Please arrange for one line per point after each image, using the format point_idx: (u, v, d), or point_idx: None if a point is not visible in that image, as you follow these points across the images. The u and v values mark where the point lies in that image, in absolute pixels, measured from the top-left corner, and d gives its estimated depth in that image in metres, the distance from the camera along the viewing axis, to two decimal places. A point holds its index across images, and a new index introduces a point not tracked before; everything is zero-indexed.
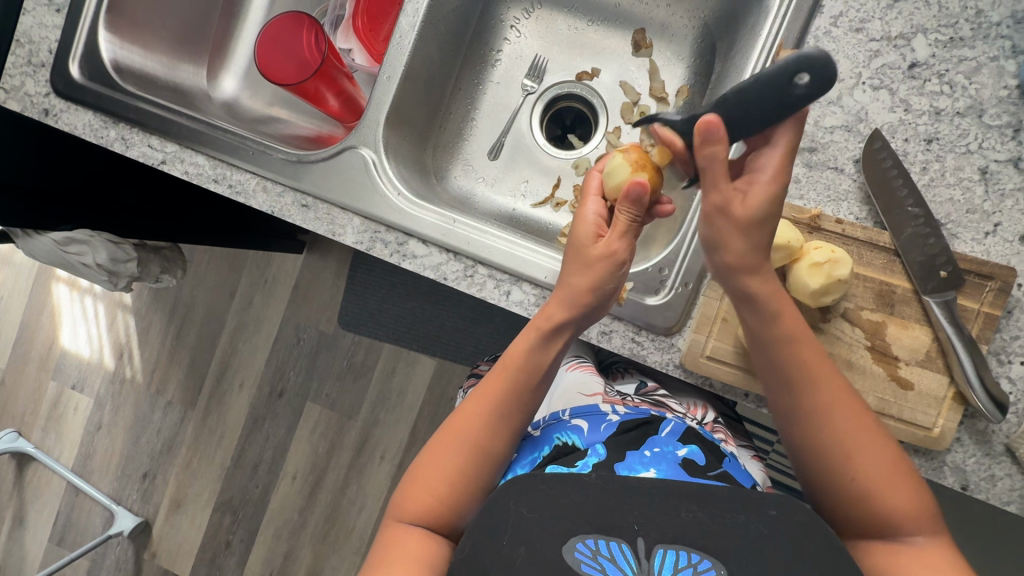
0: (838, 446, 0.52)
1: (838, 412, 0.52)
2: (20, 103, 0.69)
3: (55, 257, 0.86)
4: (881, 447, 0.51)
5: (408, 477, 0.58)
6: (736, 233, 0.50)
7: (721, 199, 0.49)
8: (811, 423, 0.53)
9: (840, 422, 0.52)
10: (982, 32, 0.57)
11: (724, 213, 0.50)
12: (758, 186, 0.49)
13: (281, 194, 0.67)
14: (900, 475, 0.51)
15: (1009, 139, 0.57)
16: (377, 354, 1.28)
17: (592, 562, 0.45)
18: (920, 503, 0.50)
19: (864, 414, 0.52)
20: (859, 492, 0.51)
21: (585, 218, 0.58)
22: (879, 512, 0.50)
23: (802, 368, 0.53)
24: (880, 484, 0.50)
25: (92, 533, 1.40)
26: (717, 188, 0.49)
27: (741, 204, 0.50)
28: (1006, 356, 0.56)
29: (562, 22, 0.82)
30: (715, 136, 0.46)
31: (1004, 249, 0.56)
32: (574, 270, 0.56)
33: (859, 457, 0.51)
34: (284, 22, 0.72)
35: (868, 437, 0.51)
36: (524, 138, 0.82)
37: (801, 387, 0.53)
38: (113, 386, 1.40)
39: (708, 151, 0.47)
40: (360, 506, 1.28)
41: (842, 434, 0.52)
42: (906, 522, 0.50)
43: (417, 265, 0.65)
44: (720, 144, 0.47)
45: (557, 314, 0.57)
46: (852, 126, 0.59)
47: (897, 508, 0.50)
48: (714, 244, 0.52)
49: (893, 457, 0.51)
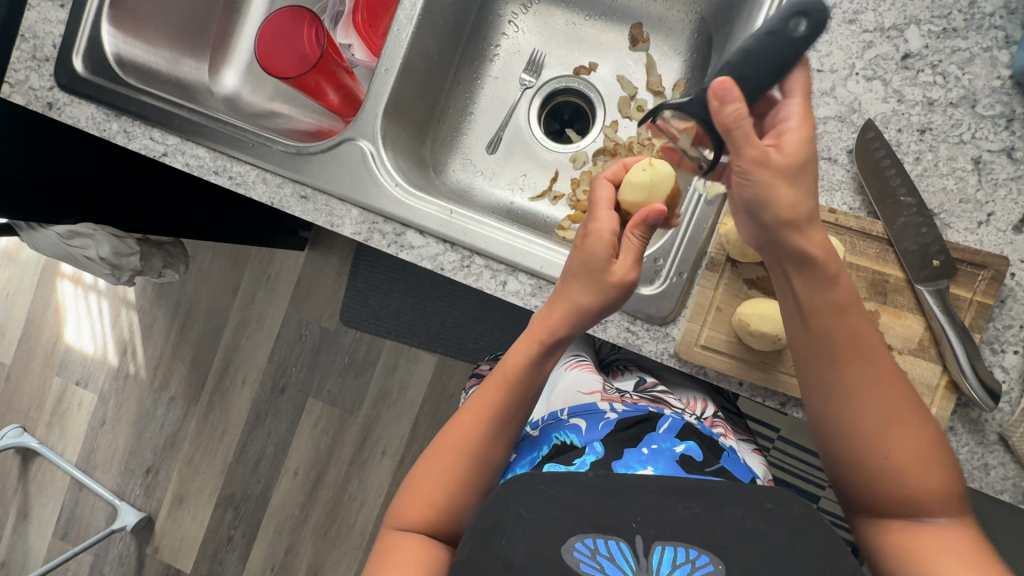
0: (872, 421, 0.51)
1: (872, 391, 0.51)
2: (25, 97, 0.70)
3: (60, 250, 0.87)
4: (919, 427, 0.51)
5: (406, 485, 0.59)
6: (781, 182, 0.49)
7: (757, 154, 0.48)
8: (842, 402, 0.52)
9: (877, 397, 0.51)
10: (975, 22, 0.58)
11: (763, 164, 0.49)
12: (788, 133, 0.50)
13: (281, 185, 0.67)
14: (931, 456, 0.50)
15: (1001, 129, 0.57)
16: (378, 350, 1.29)
17: (590, 562, 0.45)
18: (946, 483, 0.50)
19: (902, 394, 0.51)
20: (886, 471, 0.51)
21: (599, 235, 0.56)
22: (905, 490, 0.50)
23: (843, 342, 0.52)
24: (909, 463, 0.50)
25: (95, 528, 1.41)
26: (751, 144, 0.48)
27: (778, 154, 0.49)
28: (999, 345, 0.57)
29: (559, 17, 0.83)
30: (730, 95, 0.46)
31: (997, 238, 0.57)
32: (585, 289, 0.56)
33: (893, 434, 0.51)
34: (285, 17, 0.73)
35: (906, 415, 0.51)
36: (522, 133, 0.82)
37: (842, 360, 0.52)
38: (117, 382, 1.41)
39: (731, 110, 0.46)
40: (360, 502, 1.29)
41: (877, 410, 0.51)
42: (928, 501, 0.50)
43: (414, 255, 0.65)
44: (740, 102, 0.46)
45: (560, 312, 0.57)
46: (845, 117, 0.59)
47: (923, 488, 0.50)
48: (762, 202, 0.50)
49: (930, 440, 0.51)
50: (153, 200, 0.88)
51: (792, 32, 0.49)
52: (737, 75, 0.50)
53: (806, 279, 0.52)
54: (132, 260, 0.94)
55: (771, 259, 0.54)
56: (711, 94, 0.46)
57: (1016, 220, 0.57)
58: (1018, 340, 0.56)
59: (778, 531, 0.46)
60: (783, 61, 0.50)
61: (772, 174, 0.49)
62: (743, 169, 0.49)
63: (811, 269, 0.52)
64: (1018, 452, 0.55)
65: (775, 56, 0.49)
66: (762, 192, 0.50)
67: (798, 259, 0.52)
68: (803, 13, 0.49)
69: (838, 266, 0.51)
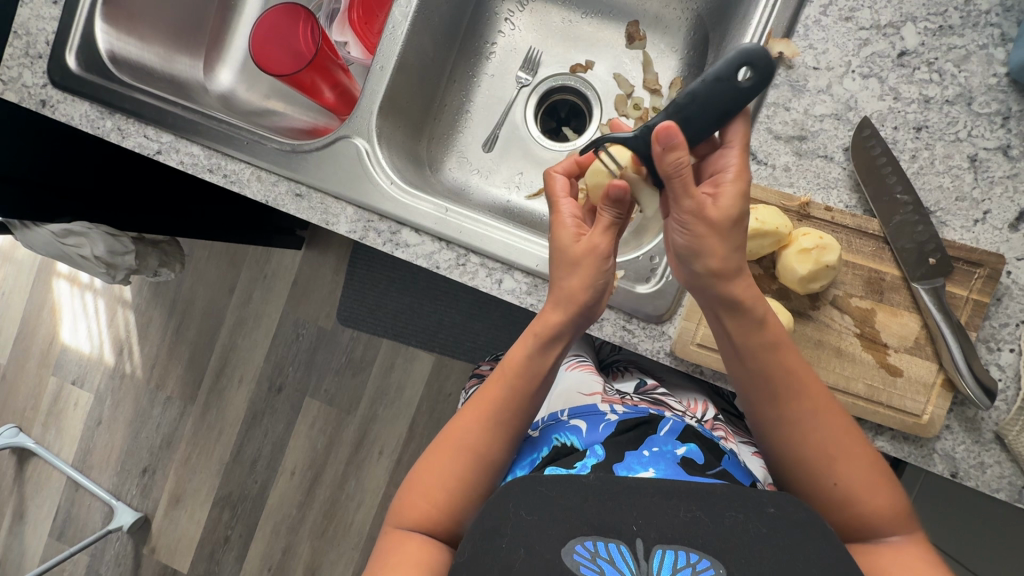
0: (819, 451, 0.52)
1: (815, 418, 0.53)
2: (18, 94, 0.69)
3: (55, 249, 0.87)
4: (861, 449, 0.52)
5: (408, 483, 0.59)
6: (714, 236, 0.50)
7: (695, 204, 0.49)
8: (790, 430, 0.54)
9: (820, 426, 0.53)
10: (971, 20, 0.58)
11: (699, 216, 0.49)
12: (725, 185, 0.50)
13: (275, 183, 0.67)
14: (876, 474, 0.52)
15: (998, 127, 0.57)
16: (376, 348, 1.28)
17: (591, 564, 0.45)
18: (895, 503, 0.52)
19: (841, 418, 0.53)
20: (839, 499, 0.52)
21: (562, 221, 0.58)
22: (860, 513, 0.51)
23: (784, 375, 0.53)
24: (860, 487, 0.52)
25: (91, 528, 1.41)
26: (688, 196, 0.48)
27: (713, 206, 0.49)
28: (995, 343, 0.56)
29: (555, 14, 0.83)
30: (672, 142, 0.46)
31: (994, 236, 0.57)
32: (563, 270, 0.56)
33: (839, 461, 0.52)
34: (281, 13, 0.72)
35: (846, 440, 0.52)
36: (518, 130, 0.82)
37: (784, 395, 0.53)
38: (112, 382, 1.41)
39: (671, 159, 0.47)
40: (358, 502, 1.28)
41: (822, 439, 0.52)
42: (884, 522, 0.51)
43: (409, 253, 0.65)
44: (679, 150, 0.46)
45: (553, 318, 0.57)
46: (841, 115, 0.59)
47: (877, 509, 0.51)
48: (696, 250, 0.51)
49: (874, 461, 0.52)
50: (147, 200, 0.88)
51: (739, 85, 0.47)
52: (680, 118, 0.49)
53: (739, 321, 0.52)
54: (128, 259, 0.94)
55: (704, 304, 0.54)
56: (655, 138, 0.47)
57: (1013, 218, 0.57)
58: (1015, 338, 0.56)
59: (777, 535, 0.45)
60: (727, 109, 0.48)
61: (708, 227, 0.49)
62: (682, 219, 0.50)
63: (740, 313, 0.52)
64: (1013, 450, 0.55)
65: (721, 105, 0.48)
66: (698, 243, 0.50)
67: (730, 303, 0.52)
68: (749, 64, 0.47)
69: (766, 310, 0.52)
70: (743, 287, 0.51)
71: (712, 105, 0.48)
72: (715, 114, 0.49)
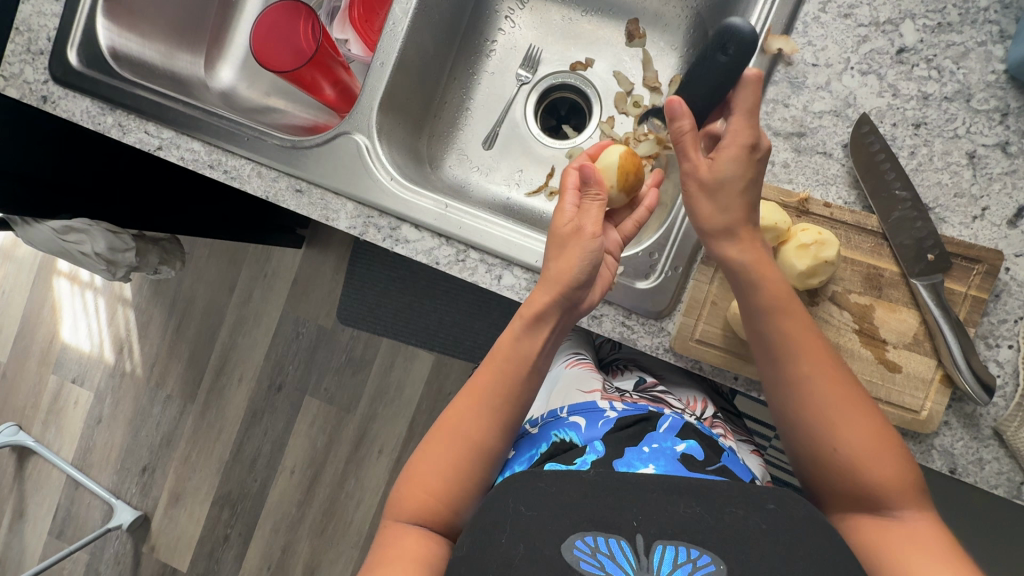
0: (825, 417, 0.53)
1: (819, 384, 0.53)
2: (20, 90, 0.70)
3: (55, 246, 0.87)
4: (871, 419, 0.52)
5: (403, 477, 0.58)
6: (700, 194, 0.55)
7: (691, 165, 0.55)
8: (794, 395, 0.54)
9: (826, 393, 0.53)
10: (970, 17, 0.58)
11: (694, 175, 0.55)
12: (722, 151, 0.54)
13: (275, 179, 0.67)
14: (884, 444, 0.52)
15: (996, 124, 0.57)
16: (377, 347, 1.28)
17: (591, 560, 0.45)
18: (902, 475, 0.51)
19: (848, 385, 0.53)
20: (843, 466, 0.52)
21: (562, 210, 0.59)
22: (863, 481, 0.52)
23: (788, 339, 0.54)
24: (865, 457, 0.52)
25: (91, 527, 1.41)
26: (686, 157, 0.55)
27: (709, 168, 0.55)
28: (994, 340, 0.57)
29: (555, 12, 0.83)
30: (680, 111, 0.53)
31: (992, 233, 0.57)
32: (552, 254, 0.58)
33: (844, 428, 0.52)
34: (282, 10, 0.73)
35: (854, 409, 0.52)
36: (518, 127, 0.82)
37: (789, 360, 0.54)
38: (113, 380, 1.41)
39: (676, 125, 0.54)
40: (358, 500, 1.28)
41: (828, 406, 0.53)
42: (889, 493, 0.51)
43: (409, 249, 0.65)
44: (683, 119, 0.53)
45: (540, 299, 0.57)
46: (840, 111, 0.59)
47: (881, 479, 0.51)
48: (689, 204, 0.57)
49: (881, 430, 0.52)
50: (148, 196, 0.88)
51: (756, 59, 0.49)
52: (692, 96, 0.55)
53: (742, 286, 0.55)
54: (128, 256, 0.94)
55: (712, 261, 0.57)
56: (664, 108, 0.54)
57: (1011, 214, 0.57)
58: (1013, 334, 0.56)
59: (778, 531, 0.45)
60: (737, 87, 0.52)
61: (699, 184, 0.55)
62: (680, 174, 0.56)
63: (739, 273, 0.55)
64: (1012, 445, 0.55)
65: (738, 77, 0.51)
66: (689, 199, 0.56)
67: (727, 261, 0.55)
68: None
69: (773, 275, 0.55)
70: (738, 249, 0.55)
71: (731, 78, 0.51)
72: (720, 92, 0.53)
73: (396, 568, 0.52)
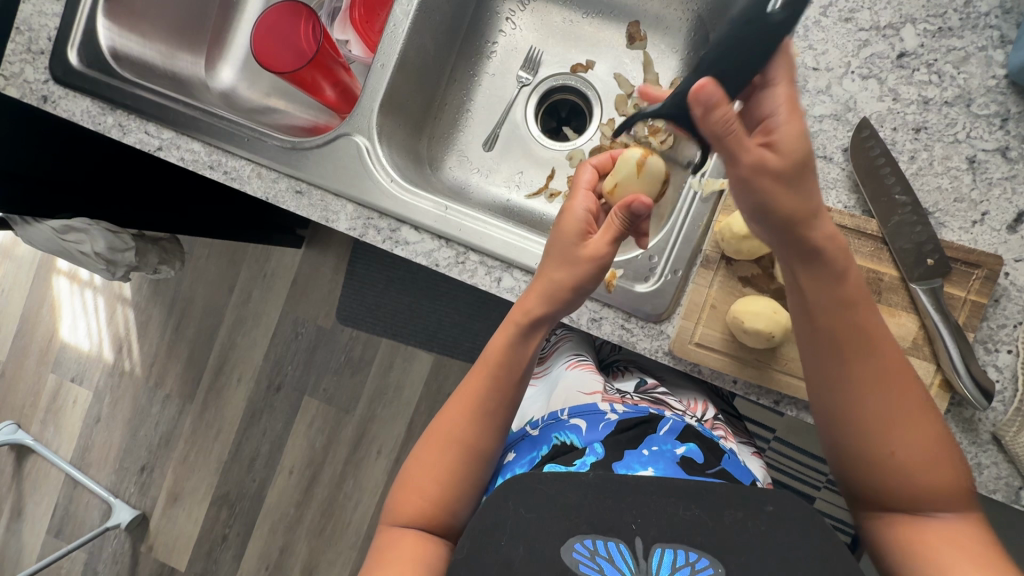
0: (880, 416, 0.52)
1: (878, 386, 0.52)
2: (20, 90, 0.69)
3: (55, 245, 0.87)
4: (927, 421, 0.51)
5: (401, 480, 0.59)
6: (778, 186, 0.50)
7: (753, 158, 0.49)
8: (849, 396, 0.53)
9: (889, 392, 0.51)
10: (971, 22, 0.58)
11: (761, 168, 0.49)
12: (781, 127, 0.49)
13: (275, 180, 0.67)
14: (937, 448, 0.51)
15: (997, 128, 0.57)
16: (375, 349, 1.28)
17: (590, 563, 0.45)
18: (952, 480, 0.51)
19: (908, 388, 0.52)
20: (893, 467, 0.51)
21: (574, 213, 0.57)
22: (910, 483, 0.51)
23: (852, 337, 0.52)
24: (917, 461, 0.51)
25: (89, 526, 1.41)
26: (744, 148, 0.49)
27: (773, 154, 0.49)
28: (992, 345, 0.57)
29: (556, 14, 0.83)
30: (714, 100, 0.46)
31: (992, 238, 0.57)
32: (559, 266, 0.56)
33: (898, 427, 0.51)
34: (283, 11, 0.73)
35: (915, 411, 0.51)
36: (518, 129, 0.82)
37: (849, 358, 0.52)
38: (112, 379, 1.41)
39: (716, 115, 0.47)
40: (356, 501, 1.28)
41: (883, 406, 0.52)
42: (938, 497, 0.50)
43: (409, 252, 0.65)
44: (723, 105, 0.47)
45: (539, 309, 0.57)
46: (841, 115, 0.59)
47: (932, 483, 0.50)
48: (762, 205, 0.51)
49: (937, 435, 0.51)
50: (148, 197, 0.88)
51: (768, 15, 0.47)
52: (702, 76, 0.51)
53: (813, 273, 0.52)
54: (128, 256, 0.94)
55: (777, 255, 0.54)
56: (694, 102, 0.47)
57: (1011, 219, 0.57)
58: (1013, 339, 0.56)
59: (778, 533, 0.45)
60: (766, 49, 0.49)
61: (771, 178, 0.50)
62: (743, 176, 0.50)
63: (816, 262, 0.52)
64: (1011, 451, 0.55)
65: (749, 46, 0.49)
66: (763, 198, 0.50)
67: (805, 252, 0.52)
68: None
69: (845, 262, 0.52)
70: (821, 236, 0.51)
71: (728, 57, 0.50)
72: (739, 67, 0.49)
73: (397, 568, 0.52)
